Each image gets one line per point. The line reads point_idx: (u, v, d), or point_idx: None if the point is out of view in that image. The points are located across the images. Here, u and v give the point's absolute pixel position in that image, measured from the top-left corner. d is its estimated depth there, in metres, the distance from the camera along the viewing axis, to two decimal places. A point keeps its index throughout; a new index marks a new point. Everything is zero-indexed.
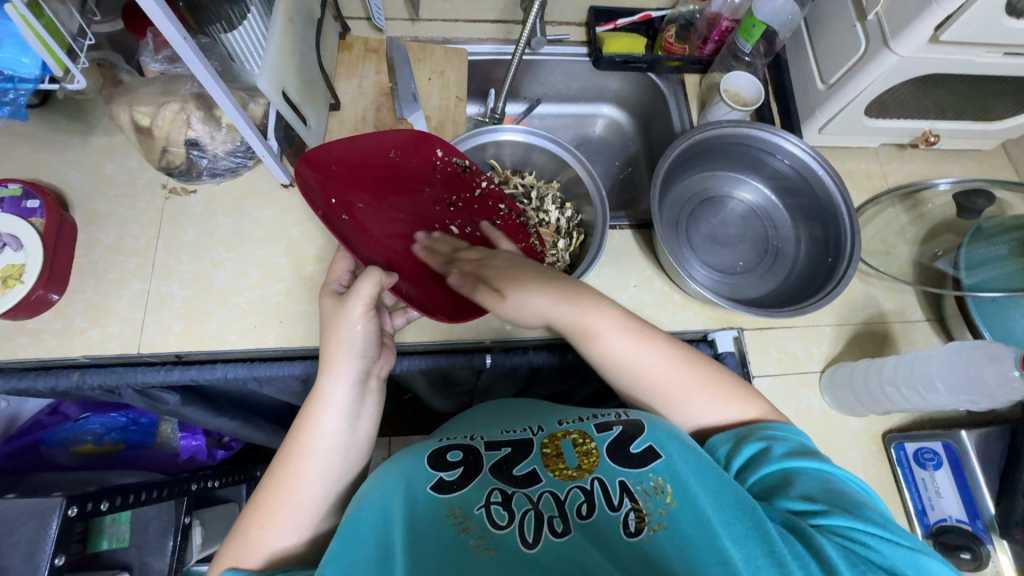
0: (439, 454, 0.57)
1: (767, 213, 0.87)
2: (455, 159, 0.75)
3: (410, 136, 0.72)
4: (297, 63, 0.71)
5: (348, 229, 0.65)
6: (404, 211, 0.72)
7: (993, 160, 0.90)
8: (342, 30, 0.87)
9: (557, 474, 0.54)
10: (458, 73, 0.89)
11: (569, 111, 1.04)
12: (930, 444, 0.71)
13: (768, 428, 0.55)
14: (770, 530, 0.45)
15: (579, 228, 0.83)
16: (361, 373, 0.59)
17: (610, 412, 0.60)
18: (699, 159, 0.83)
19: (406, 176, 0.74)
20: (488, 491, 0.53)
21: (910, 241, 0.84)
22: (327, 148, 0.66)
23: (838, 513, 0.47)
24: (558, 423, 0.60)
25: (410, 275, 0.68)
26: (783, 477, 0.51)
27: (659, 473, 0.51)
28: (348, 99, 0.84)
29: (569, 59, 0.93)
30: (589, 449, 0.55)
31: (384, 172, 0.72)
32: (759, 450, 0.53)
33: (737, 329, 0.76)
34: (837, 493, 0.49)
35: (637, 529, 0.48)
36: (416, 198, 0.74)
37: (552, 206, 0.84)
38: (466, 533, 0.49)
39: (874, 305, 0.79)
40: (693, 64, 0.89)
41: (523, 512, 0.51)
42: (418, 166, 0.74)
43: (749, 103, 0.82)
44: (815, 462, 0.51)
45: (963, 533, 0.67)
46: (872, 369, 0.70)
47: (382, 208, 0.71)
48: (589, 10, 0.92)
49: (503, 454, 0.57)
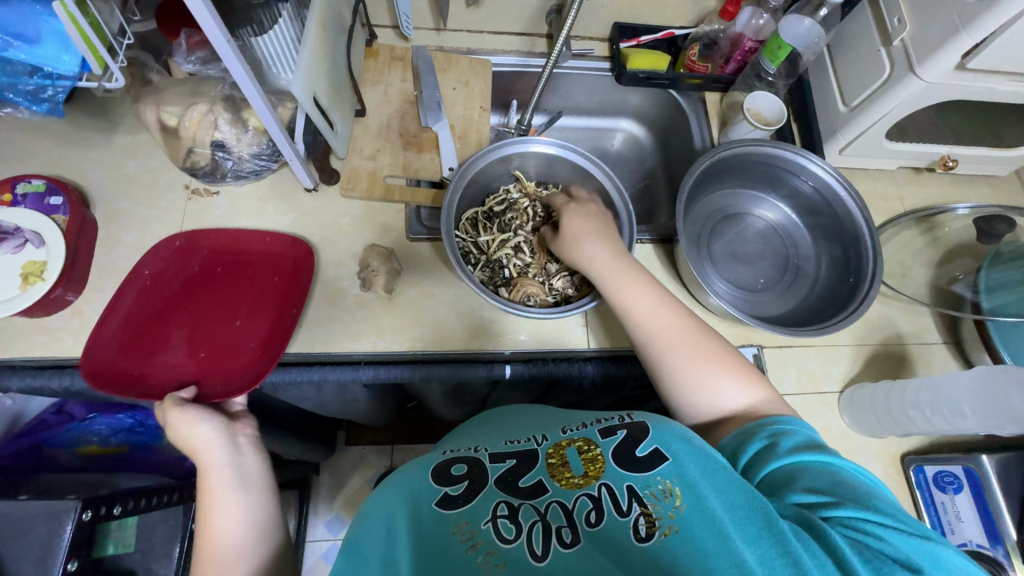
0: (443, 468, 0.55)
1: (787, 232, 0.87)
2: (221, 248, 0.74)
3: (181, 241, 0.73)
4: (327, 68, 0.71)
5: (155, 372, 0.65)
6: (196, 314, 0.69)
7: (1007, 186, 0.91)
8: (368, 38, 0.88)
9: (564, 484, 0.52)
10: (482, 84, 0.90)
11: (587, 125, 1.05)
12: (950, 467, 0.71)
13: (776, 424, 0.55)
14: (787, 531, 0.45)
15: None
16: (224, 433, 0.60)
17: (613, 415, 0.58)
18: (722, 176, 0.84)
19: (175, 285, 0.71)
20: (494, 505, 0.50)
21: (926, 264, 0.84)
22: (115, 297, 0.67)
23: (848, 505, 0.47)
24: (561, 431, 0.58)
25: (221, 376, 0.66)
26: (790, 473, 0.50)
27: (667, 476, 0.50)
28: (373, 106, 0.85)
29: (593, 73, 0.94)
30: (595, 455, 0.53)
31: (156, 290, 0.70)
32: (765, 447, 0.53)
33: (756, 346, 0.76)
34: (852, 487, 0.49)
35: (647, 534, 0.47)
36: (197, 296, 0.70)
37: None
38: (474, 550, 0.47)
39: (890, 326, 0.79)
40: (714, 83, 0.91)
41: (530, 524, 0.49)
42: (175, 276, 0.71)
43: (771, 123, 0.83)
44: (822, 454, 0.52)
45: (984, 558, 0.67)
46: (895, 391, 0.69)
47: (187, 322, 0.69)
48: (613, 26, 0.94)
49: (508, 465, 0.54)
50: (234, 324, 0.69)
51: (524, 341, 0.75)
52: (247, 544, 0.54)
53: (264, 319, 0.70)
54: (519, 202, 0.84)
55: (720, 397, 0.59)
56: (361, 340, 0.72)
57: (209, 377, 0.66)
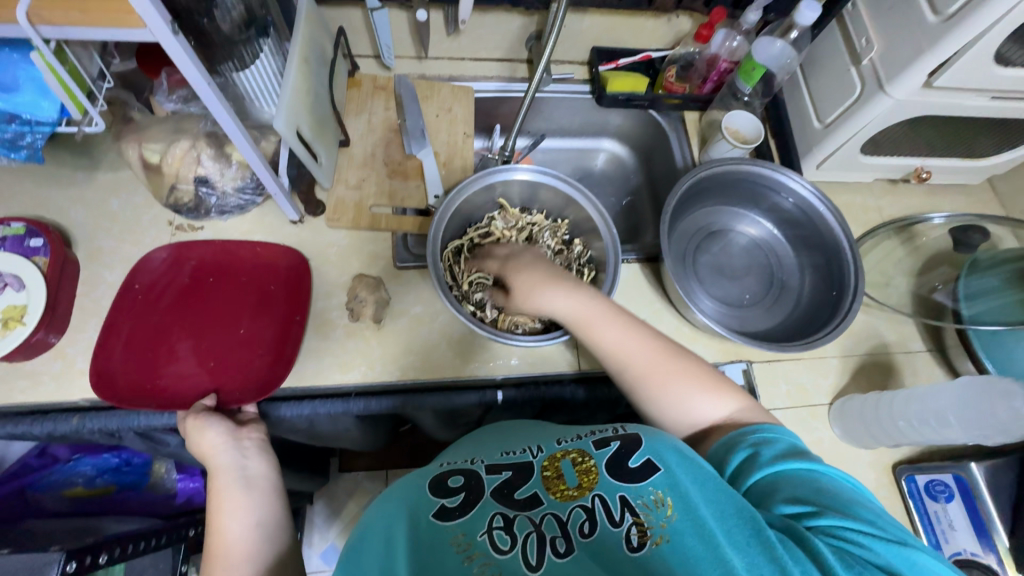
0: (439, 481, 0.55)
1: (770, 247, 0.88)
2: (211, 258, 0.75)
3: (168, 254, 0.74)
4: (310, 102, 0.72)
5: (166, 386, 0.67)
6: (199, 325, 0.71)
7: (980, 195, 0.94)
8: (351, 68, 0.89)
9: (558, 496, 0.52)
10: (465, 110, 0.91)
11: (570, 146, 1.06)
12: (941, 476, 0.72)
13: (758, 432, 0.56)
14: (771, 538, 0.45)
15: (589, 264, 0.84)
16: (229, 438, 0.62)
17: (607, 428, 0.59)
18: (705, 195, 0.85)
19: (174, 299, 0.72)
20: (490, 517, 0.50)
21: (908, 273, 0.86)
22: (114, 313, 0.69)
23: (830, 513, 0.48)
24: (557, 444, 0.58)
25: (233, 381, 0.69)
26: (773, 482, 0.51)
27: (659, 486, 0.50)
28: (357, 136, 0.85)
29: (573, 96, 0.96)
30: (588, 467, 0.53)
31: (153, 306, 0.71)
32: (748, 457, 0.54)
33: (745, 361, 0.76)
34: (835, 496, 0.49)
35: (639, 544, 0.47)
36: (197, 308, 0.72)
37: (553, 240, 0.86)
38: (470, 561, 0.46)
39: (876, 337, 0.80)
40: (693, 102, 0.93)
41: (526, 534, 0.48)
42: (172, 290, 0.72)
43: (749, 141, 0.85)
44: (804, 462, 0.52)
45: (979, 567, 0.68)
46: (883, 403, 0.70)
47: (189, 335, 0.71)
48: (591, 50, 0.96)
49: (503, 477, 0.54)
50: (238, 331, 0.72)
51: (516, 365, 0.75)
52: (257, 542, 0.57)
53: (266, 323, 0.72)
54: (504, 229, 0.85)
55: (709, 415, 0.60)
56: (351, 371, 0.72)
57: (222, 383, 0.69)
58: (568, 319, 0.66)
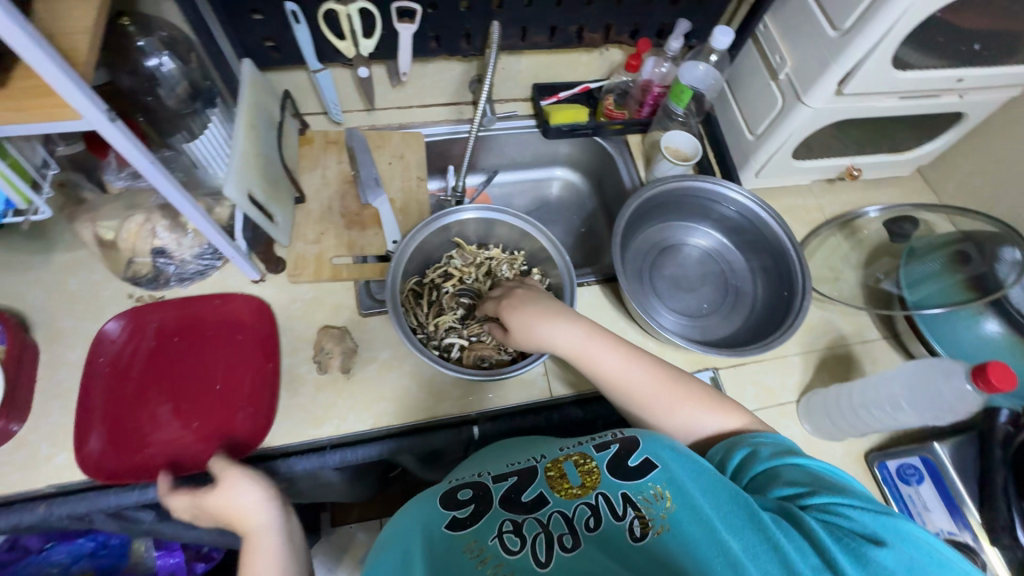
0: (450, 494, 0.56)
1: (722, 256, 0.92)
2: (175, 317, 0.75)
3: (126, 325, 0.74)
4: (260, 165, 0.74)
5: (152, 454, 0.68)
6: (174, 388, 0.72)
7: (912, 185, 0.99)
8: (301, 127, 0.91)
9: (563, 494, 0.52)
10: (417, 155, 0.93)
11: (524, 178, 1.09)
12: (909, 459, 0.74)
13: (758, 436, 0.57)
14: (766, 522, 0.46)
15: (548, 292, 0.87)
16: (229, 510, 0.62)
17: (607, 432, 0.59)
18: (654, 213, 0.89)
19: (146, 364, 0.72)
20: (500, 522, 0.51)
21: (854, 266, 0.90)
22: (83, 393, 0.69)
23: (824, 492, 0.49)
24: (558, 447, 0.58)
25: (217, 438, 0.69)
26: (770, 473, 0.52)
27: (658, 481, 0.51)
28: (312, 191, 0.87)
29: (520, 131, 1.00)
30: (590, 467, 0.54)
31: (125, 375, 0.71)
32: (747, 454, 0.55)
33: (711, 369, 0.78)
34: (829, 480, 0.50)
35: (642, 534, 0.48)
36: (170, 371, 0.72)
37: (511, 272, 0.88)
38: (483, 564, 0.47)
39: (833, 331, 0.83)
40: (634, 126, 0.97)
41: (534, 535, 0.49)
42: (142, 356, 0.73)
43: (689, 158, 0.89)
44: (800, 455, 0.53)
45: (958, 545, 0.69)
46: (843, 393, 0.73)
47: (165, 398, 0.71)
48: (532, 87, 1.00)
49: (510, 481, 0.55)
50: (214, 387, 0.72)
51: (489, 399, 0.76)
52: None
53: (243, 371, 0.73)
54: (462, 268, 0.87)
55: (702, 430, 0.61)
56: (324, 424, 0.72)
57: (207, 442, 0.69)
58: (564, 350, 0.66)
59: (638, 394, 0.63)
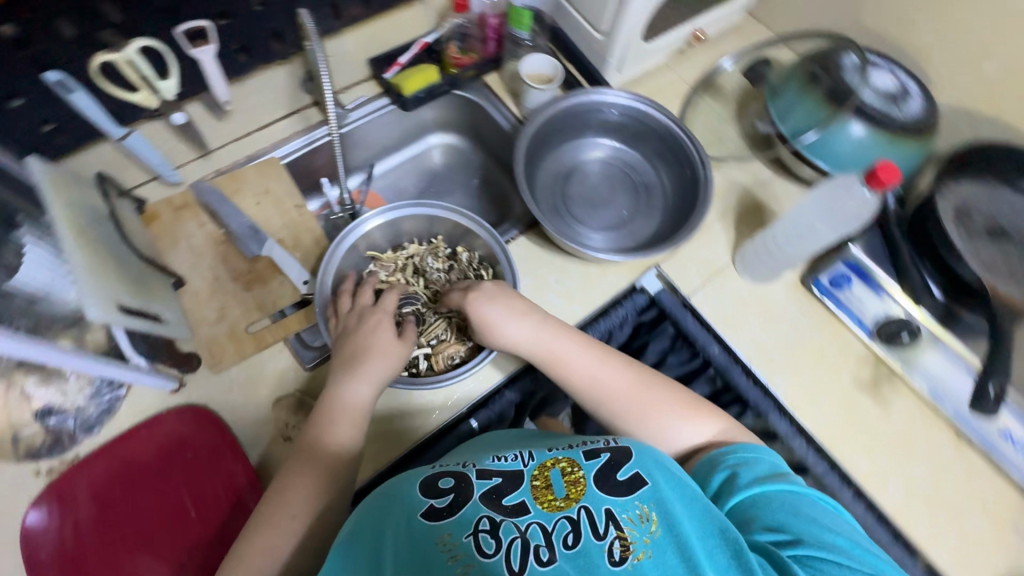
0: (433, 481, 0.56)
1: (621, 159, 0.93)
2: (103, 470, 0.64)
3: (51, 508, 0.62)
4: (115, 268, 0.62)
5: None
6: (144, 540, 0.63)
7: (749, 27, 1.05)
8: (137, 204, 0.77)
9: (546, 505, 0.53)
10: (283, 182, 0.83)
11: (402, 159, 1.03)
12: (836, 269, 0.80)
13: (740, 453, 0.60)
14: (751, 562, 0.49)
15: (484, 263, 0.82)
16: None
17: (598, 440, 0.60)
18: (543, 146, 0.88)
19: (97, 535, 0.62)
20: (477, 520, 0.52)
21: (730, 121, 0.96)
22: None
23: (811, 542, 0.52)
24: (547, 449, 0.59)
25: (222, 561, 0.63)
26: (751, 505, 0.55)
27: (646, 501, 0.52)
28: (187, 268, 0.76)
29: (380, 113, 0.92)
30: (577, 477, 0.54)
31: (80, 558, 0.61)
32: (728, 478, 0.58)
33: (654, 267, 0.84)
34: (807, 517, 0.53)
35: (620, 556, 0.49)
36: (130, 526, 0.63)
37: (438, 261, 0.84)
38: (454, 561, 0.49)
39: (738, 187, 0.89)
40: (487, 65, 0.93)
41: (510, 540, 0.50)
42: (87, 528, 0.62)
43: (552, 78, 0.89)
44: (786, 483, 0.56)
45: (894, 321, 0.77)
46: (766, 239, 0.80)
47: (140, 555, 0.62)
48: (369, 63, 0.91)
49: (493, 482, 0.55)
50: (189, 516, 0.64)
51: (474, 387, 0.74)
52: None
53: (216, 488, 0.66)
54: (390, 278, 0.81)
55: (675, 433, 0.64)
56: None
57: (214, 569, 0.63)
58: (530, 347, 0.69)
59: (610, 392, 0.67)
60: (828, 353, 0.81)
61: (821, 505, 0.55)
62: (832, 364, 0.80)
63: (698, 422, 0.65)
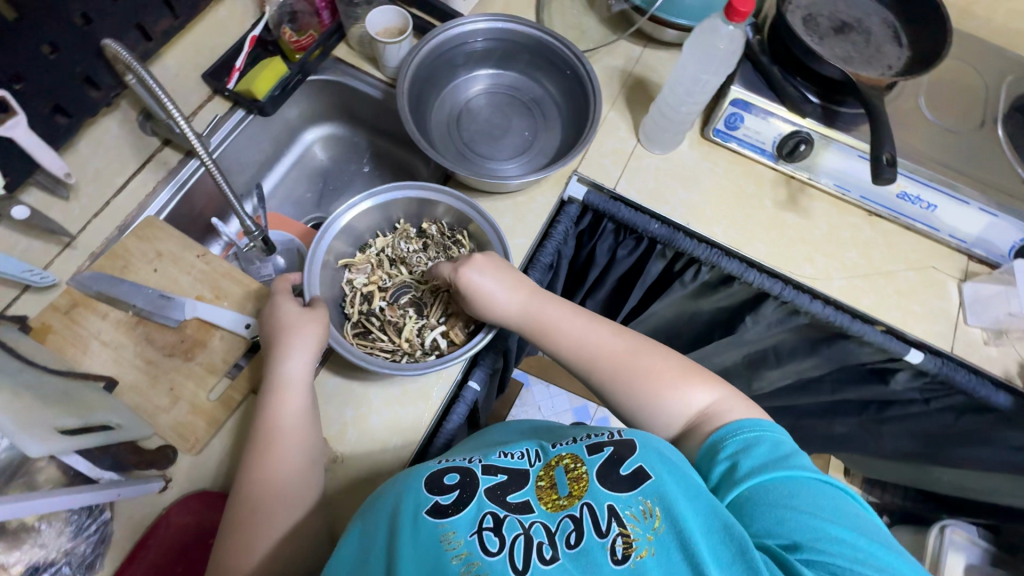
0: (436, 478, 0.58)
1: (501, 85, 0.93)
2: None
3: None
4: (33, 394, 0.55)
5: None
6: None
7: None
8: (19, 324, 0.67)
9: (550, 505, 0.55)
10: (172, 238, 0.77)
11: (286, 168, 1.01)
12: (727, 112, 0.85)
13: (734, 436, 0.59)
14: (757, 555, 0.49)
15: (455, 231, 0.82)
16: None
17: (603, 432, 0.61)
18: (423, 100, 0.86)
19: None
20: (481, 516, 0.54)
21: (583, 13, 0.97)
22: None
23: (803, 541, 0.50)
24: (552, 446, 0.62)
25: None
26: (751, 492, 0.54)
27: (648, 496, 0.53)
28: (111, 367, 0.68)
29: (238, 129, 0.86)
30: (580, 474, 0.56)
31: None
32: (727, 469, 0.57)
33: (574, 174, 0.85)
34: (803, 503, 0.52)
35: (624, 556, 0.50)
36: None
37: (412, 243, 0.84)
38: (459, 560, 0.50)
39: (614, 72, 0.92)
40: (329, 38, 0.89)
41: (514, 537, 0.52)
42: None
43: (403, 28, 0.85)
44: (790, 467, 0.55)
45: (789, 137, 0.82)
46: (660, 106, 0.84)
47: None
48: (204, 80, 0.84)
49: (499, 478, 0.58)
50: None
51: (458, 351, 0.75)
52: None
53: None
54: (374, 278, 0.82)
55: (670, 390, 0.66)
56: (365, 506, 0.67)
57: None
58: (513, 312, 0.71)
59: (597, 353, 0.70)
60: (747, 189, 0.87)
61: (832, 489, 0.54)
62: (753, 196, 0.87)
63: (690, 385, 0.66)
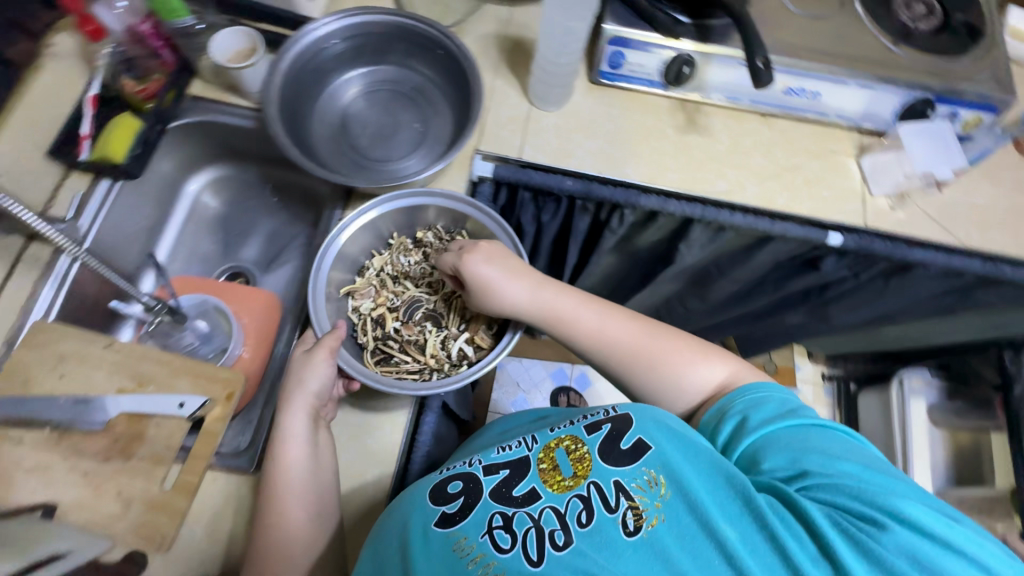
0: (440, 489, 0.60)
1: (377, 80, 0.88)
2: None
3: None
4: None
5: None
6: None
7: None
8: None
9: (556, 488, 0.57)
10: (71, 337, 0.70)
11: (178, 227, 0.93)
12: (608, 51, 0.84)
13: (743, 397, 0.64)
14: (761, 503, 0.53)
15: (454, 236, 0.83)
16: None
17: (598, 410, 0.64)
18: (298, 118, 0.81)
19: None
20: (490, 517, 0.56)
21: None
22: None
23: (815, 478, 0.55)
24: (550, 432, 0.64)
25: None
26: (757, 445, 0.59)
27: (653, 466, 0.56)
28: (45, 491, 0.62)
29: (109, 199, 0.79)
30: (581, 454, 0.59)
31: None
32: (738, 426, 0.61)
33: (477, 153, 0.83)
34: (811, 448, 0.57)
35: (634, 527, 0.53)
36: None
37: (412, 254, 0.84)
38: (475, 564, 0.53)
39: (487, 41, 0.90)
40: (179, 77, 0.83)
41: (524, 531, 0.55)
42: None
43: (251, 47, 0.80)
44: (805, 418, 0.60)
45: (671, 63, 0.82)
46: (540, 62, 0.81)
47: None
48: (50, 157, 0.76)
49: (501, 476, 0.60)
50: None
51: None
52: None
53: None
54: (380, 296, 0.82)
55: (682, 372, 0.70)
56: None
57: None
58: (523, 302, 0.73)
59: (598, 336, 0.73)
60: (648, 123, 0.88)
61: (819, 428, 0.59)
62: (654, 128, 0.88)
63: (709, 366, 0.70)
